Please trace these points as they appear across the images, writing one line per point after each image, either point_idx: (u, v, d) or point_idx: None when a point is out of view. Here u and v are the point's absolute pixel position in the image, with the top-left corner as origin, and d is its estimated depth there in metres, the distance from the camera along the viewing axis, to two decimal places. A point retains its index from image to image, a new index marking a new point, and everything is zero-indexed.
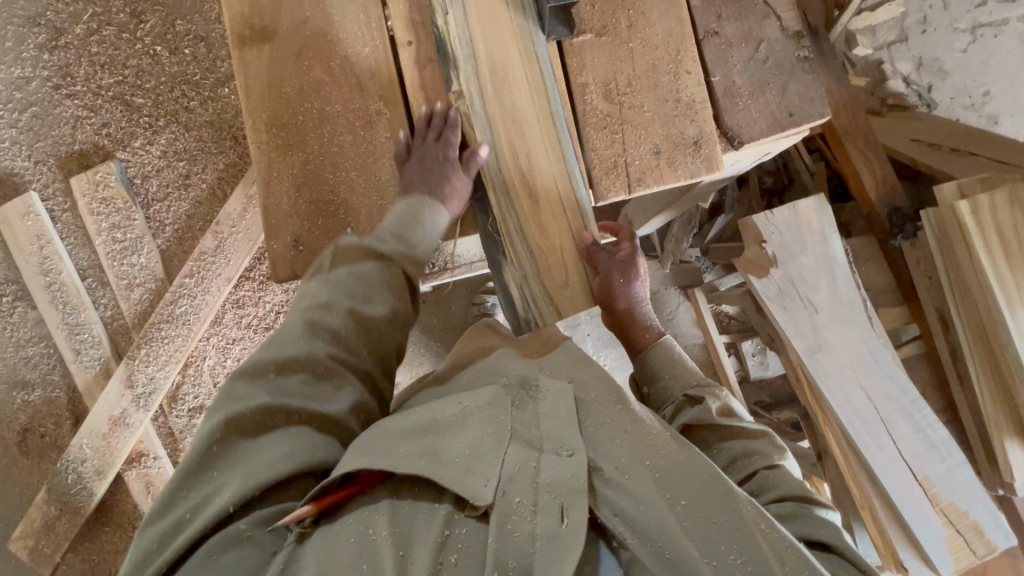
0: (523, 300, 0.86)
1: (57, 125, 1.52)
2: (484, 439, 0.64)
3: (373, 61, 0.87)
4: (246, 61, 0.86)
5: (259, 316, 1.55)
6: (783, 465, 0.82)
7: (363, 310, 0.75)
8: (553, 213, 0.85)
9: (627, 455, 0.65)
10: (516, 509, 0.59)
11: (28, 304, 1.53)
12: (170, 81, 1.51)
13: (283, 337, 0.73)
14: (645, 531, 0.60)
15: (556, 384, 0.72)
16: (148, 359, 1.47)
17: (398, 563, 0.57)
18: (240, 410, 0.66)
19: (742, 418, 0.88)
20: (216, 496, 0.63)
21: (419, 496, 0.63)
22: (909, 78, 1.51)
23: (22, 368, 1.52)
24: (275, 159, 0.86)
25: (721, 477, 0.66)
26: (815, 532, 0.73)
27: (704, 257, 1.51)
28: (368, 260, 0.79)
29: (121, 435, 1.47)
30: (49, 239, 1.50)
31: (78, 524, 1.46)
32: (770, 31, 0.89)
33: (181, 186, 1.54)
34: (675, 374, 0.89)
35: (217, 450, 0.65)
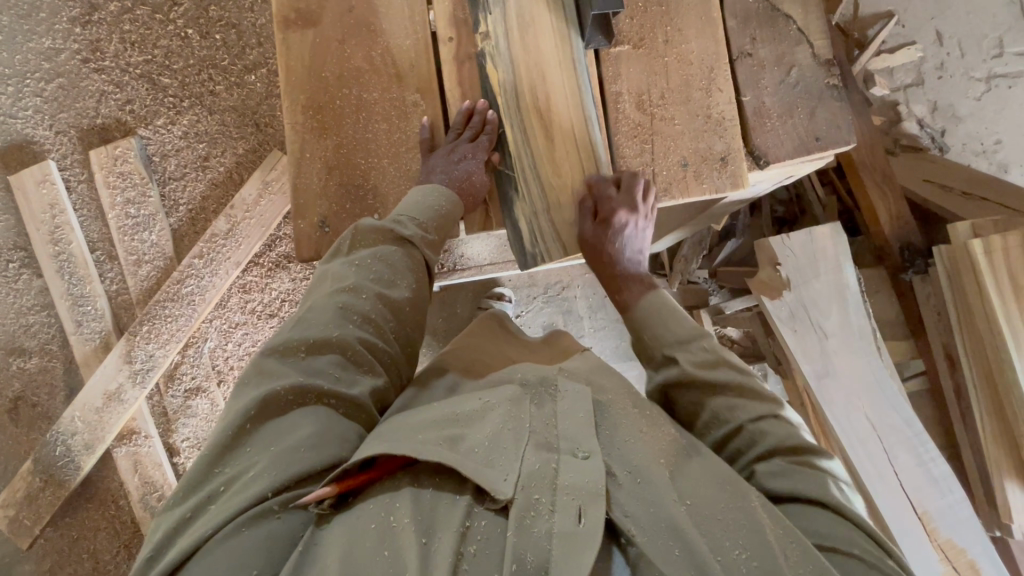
0: (531, 232, 0.89)
1: (82, 98, 1.53)
2: (505, 433, 0.66)
3: (413, 53, 0.89)
4: (289, 43, 0.88)
5: (265, 302, 1.54)
6: (779, 418, 0.77)
7: (388, 293, 0.79)
8: (567, 151, 0.88)
9: (641, 457, 0.66)
10: (536, 505, 0.59)
11: (33, 271, 1.52)
12: (198, 63, 1.53)
13: (315, 316, 0.76)
14: (654, 534, 0.60)
15: (574, 386, 0.73)
16: (150, 337, 1.46)
17: (421, 550, 0.57)
18: (276, 387, 0.69)
19: (733, 365, 0.80)
20: (248, 474, 0.64)
21: (441, 486, 0.64)
22: (922, 121, 1.53)
23: (20, 335, 1.51)
24: (309, 141, 0.88)
25: (734, 482, 0.67)
26: (804, 487, 0.70)
27: (712, 280, 1.51)
28: (390, 241, 0.82)
29: (114, 411, 1.45)
30: (62, 209, 1.50)
31: (61, 498, 1.44)
32: (803, 58, 0.91)
33: (199, 168, 1.54)
34: (656, 332, 0.86)
35: (250, 428, 0.67)
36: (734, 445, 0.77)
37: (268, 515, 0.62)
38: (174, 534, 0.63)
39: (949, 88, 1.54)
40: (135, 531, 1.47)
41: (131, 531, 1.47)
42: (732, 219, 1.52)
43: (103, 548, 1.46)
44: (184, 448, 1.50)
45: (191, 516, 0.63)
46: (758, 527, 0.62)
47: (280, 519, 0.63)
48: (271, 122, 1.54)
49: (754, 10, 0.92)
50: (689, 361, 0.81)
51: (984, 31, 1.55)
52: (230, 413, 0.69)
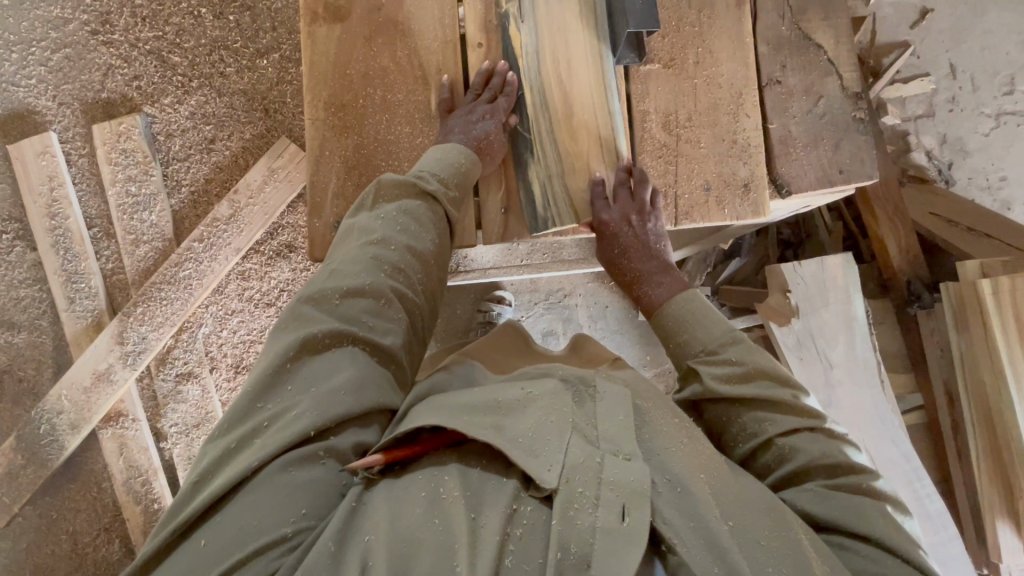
0: (545, 197, 0.88)
1: (88, 70, 1.50)
2: (547, 425, 0.64)
3: (440, 57, 0.89)
4: (315, 36, 0.87)
5: (263, 291, 1.51)
6: (815, 431, 0.74)
7: (415, 246, 0.78)
8: (585, 120, 0.87)
9: (683, 468, 0.64)
10: (579, 497, 0.58)
11: (27, 244, 1.49)
12: (210, 44, 1.50)
13: (347, 264, 0.75)
14: (695, 549, 0.58)
15: (614, 387, 0.70)
16: (143, 319, 1.44)
17: (471, 524, 0.58)
18: (315, 330, 0.69)
19: (767, 376, 0.77)
20: (289, 414, 0.65)
21: (488, 467, 0.64)
22: (930, 153, 1.54)
23: (10, 309, 1.48)
24: (329, 139, 0.87)
25: (769, 500, 0.66)
26: (846, 516, 0.68)
27: (713, 298, 1.48)
28: (414, 195, 0.81)
29: (103, 392, 1.43)
30: (61, 182, 1.47)
31: (43, 478, 1.42)
32: (830, 88, 0.91)
33: (204, 150, 1.52)
34: (682, 339, 0.84)
35: (290, 367, 0.68)
36: (764, 461, 0.75)
37: (315, 459, 0.64)
38: (217, 463, 0.64)
39: (959, 122, 1.56)
40: (115, 515, 1.45)
41: (112, 515, 1.45)
42: (738, 238, 1.50)
43: (82, 530, 1.44)
44: (172, 434, 1.47)
45: (233, 448, 0.65)
46: (795, 542, 0.61)
47: (323, 464, 0.65)
48: (281, 109, 1.52)
49: (784, 35, 0.92)
50: (712, 374, 0.79)
51: (997, 68, 1.56)
52: (271, 351, 0.70)
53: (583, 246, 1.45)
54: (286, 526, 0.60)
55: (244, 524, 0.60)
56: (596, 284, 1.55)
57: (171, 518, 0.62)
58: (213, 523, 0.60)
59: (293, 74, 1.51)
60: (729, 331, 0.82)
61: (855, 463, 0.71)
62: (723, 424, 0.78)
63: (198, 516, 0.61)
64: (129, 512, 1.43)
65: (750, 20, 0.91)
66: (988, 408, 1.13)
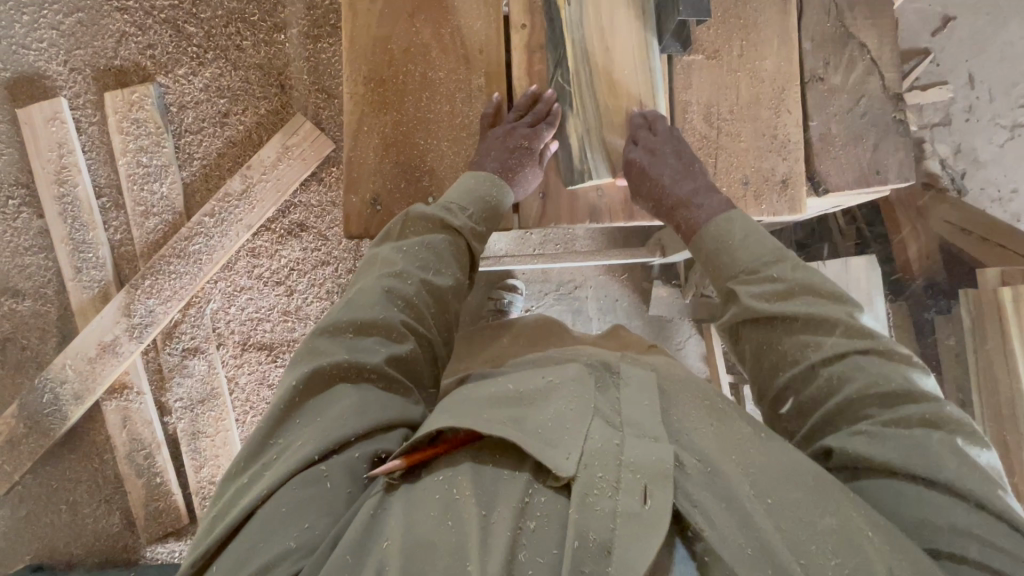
0: (581, 150, 0.90)
1: (100, 37, 1.47)
2: (569, 412, 0.63)
3: (484, 35, 0.90)
4: (357, 10, 0.90)
5: (273, 269, 1.49)
6: (869, 355, 0.68)
7: (431, 279, 0.78)
8: (626, 74, 0.89)
9: (714, 448, 0.63)
10: (597, 483, 0.57)
11: (33, 211, 1.46)
12: (228, 16, 1.47)
13: (361, 295, 0.75)
14: (727, 530, 0.56)
15: (639, 373, 0.70)
16: (151, 292, 1.43)
17: (482, 522, 0.57)
18: (325, 362, 0.68)
19: (812, 292, 0.73)
20: (294, 446, 0.64)
21: (502, 462, 0.63)
22: (945, 161, 1.55)
23: (15, 276, 1.46)
24: (369, 114, 0.89)
25: (816, 473, 0.61)
26: (905, 458, 0.62)
27: None
28: (437, 229, 0.82)
29: (108, 363, 1.41)
30: (71, 150, 1.45)
31: (44, 447, 1.41)
32: (872, 88, 0.91)
33: (218, 123, 1.49)
34: (722, 263, 0.80)
35: (300, 401, 0.67)
36: (807, 393, 0.70)
37: (316, 479, 0.62)
38: (232, 497, 0.64)
39: (975, 132, 1.56)
40: (116, 488, 1.44)
41: (113, 487, 1.44)
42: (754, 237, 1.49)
43: (82, 501, 1.44)
44: (177, 408, 1.45)
45: (249, 482, 0.64)
46: (845, 515, 0.57)
47: (327, 479, 0.62)
48: (297, 86, 1.49)
49: (828, 32, 0.92)
50: (752, 293, 0.75)
51: (1018, 79, 1.56)
52: (282, 388, 0.70)
53: (596, 236, 1.46)
54: (290, 541, 0.58)
55: (253, 543, 0.58)
56: (607, 277, 1.54)
57: (192, 549, 0.62)
58: (232, 548, 0.59)
59: (311, 50, 1.48)
60: (775, 250, 0.77)
61: (916, 394, 0.65)
62: (762, 349, 0.74)
63: (218, 545, 0.60)
64: (131, 485, 1.43)
65: (796, 15, 0.91)
66: (999, 410, 1.16)
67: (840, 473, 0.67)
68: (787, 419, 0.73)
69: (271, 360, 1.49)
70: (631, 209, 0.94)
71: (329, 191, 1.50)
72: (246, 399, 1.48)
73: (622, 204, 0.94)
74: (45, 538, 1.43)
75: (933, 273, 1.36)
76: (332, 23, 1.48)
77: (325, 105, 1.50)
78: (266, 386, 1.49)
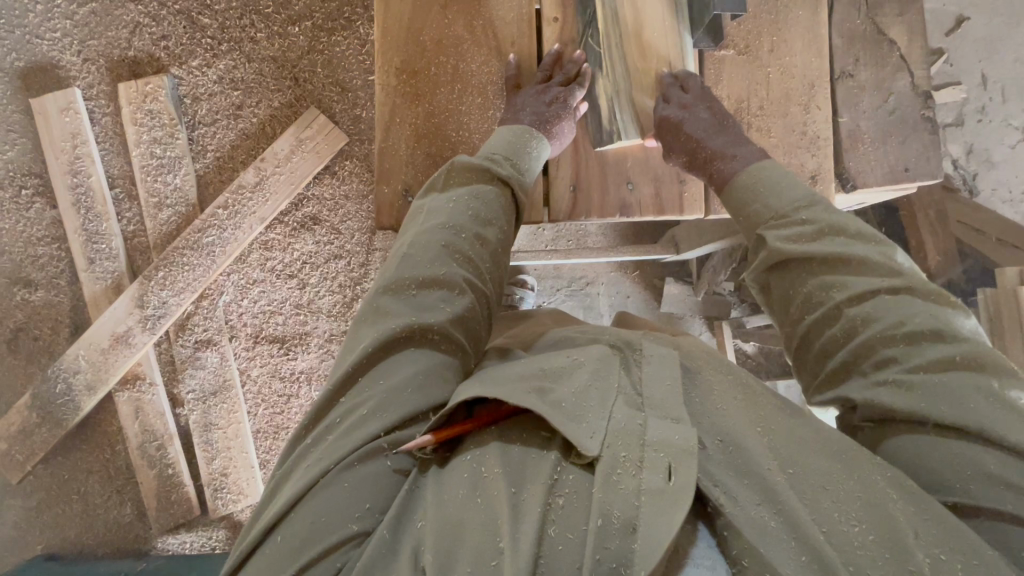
0: (611, 111, 0.91)
1: (115, 27, 1.46)
2: (594, 389, 0.63)
3: (515, 28, 0.92)
4: (389, 2, 0.91)
5: (286, 262, 1.49)
6: (894, 296, 0.66)
7: (484, 233, 0.77)
8: (656, 38, 0.90)
9: (737, 424, 0.62)
10: (622, 462, 0.57)
11: (46, 202, 1.46)
12: (242, 8, 1.47)
13: (417, 250, 0.73)
14: (747, 503, 0.57)
15: (660, 350, 0.69)
16: (164, 283, 1.43)
17: (512, 499, 0.57)
18: (391, 326, 0.67)
19: (842, 232, 0.72)
20: (358, 414, 0.64)
21: (530, 438, 0.62)
22: (956, 162, 1.56)
23: (28, 266, 1.46)
24: (400, 105, 0.90)
25: (839, 446, 0.61)
26: (932, 408, 0.60)
27: (736, 292, 1.49)
28: (487, 178, 0.80)
29: (121, 354, 1.42)
30: (85, 140, 1.45)
31: (57, 437, 1.41)
32: (901, 85, 0.91)
33: (231, 116, 1.49)
34: (753, 211, 0.78)
35: (357, 372, 0.66)
36: (830, 334, 0.68)
37: (379, 452, 0.63)
38: (284, 477, 0.65)
39: (988, 132, 1.56)
40: (128, 478, 1.45)
41: (125, 478, 1.45)
42: None
43: (94, 492, 1.44)
44: (189, 400, 1.45)
45: (299, 458, 0.65)
46: (870, 484, 0.57)
47: (389, 456, 0.63)
48: (310, 78, 1.49)
49: (857, 28, 0.92)
50: (780, 237, 0.74)
51: None
52: (335, 368, 0.69)
53: (609, 232, 1.45)
54: (354, 523, 0.60)
55: (312, 524, 0.60)
56: (618, 273, 1.55)
57: (249, 529, 0.63)
58: (270, 542, 0.60)
59: (325, 43, 1.48)
60: (807, 195, 0.77)
61: (944, 333, 0.63)
62: (788, 294, 0.73)
63: (252, 547, 0.61)
64: (143, 476, 1.43)
65: (826, 12, 0.91)
66: None
67: (869, 427, 0.66)
68: (809, 365, 0.72)
69: (283, 353, 1.49)
70: (661, 203, 0.93)
71: (342, 185, 1.50)
72: (258, 392, 1.49)
73: (653, 199, 0.93)
74: (57, 528, 1.44)
75: (950, 272, 1.37)
76: (347, 16, 1.48)
77: (338, 98, 1.49)
78: (278, 379, 1.49)
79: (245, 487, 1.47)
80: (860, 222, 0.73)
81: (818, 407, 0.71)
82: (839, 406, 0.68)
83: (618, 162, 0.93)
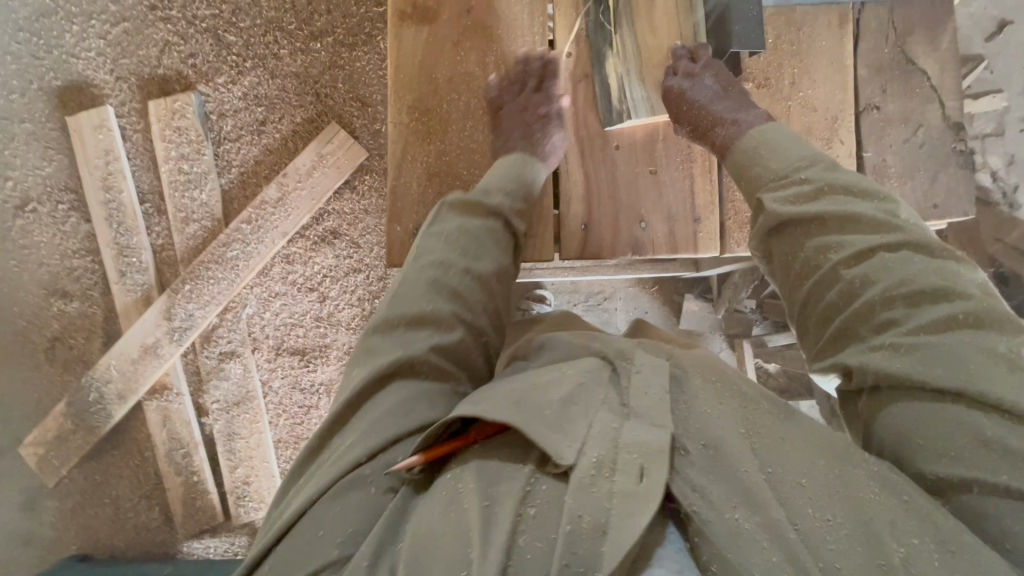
0: (620, 91, 0.91)
1: (145, 46, 1.51)
2: (578, 401, 0.61)
3: (529, 64, 0.93)
4: (402, 39, 0.92)
5: (307, 275, 1.52)
6: (901, 254, 0.64)
7: (474, 267, 0.77)
8: (666, 16, 0.90)
9: (723, 427, 0.60)
10: (598, 465, 0.55)
11: (81, 216, 1.52)
12: (266, 24, 1.50)
13: (406, 289, 0.75)
14: (723, 509, 0.54)
15: (651, 361, 0.67)
16: (191, 296, 1.47)
17: (485, 512, 0.55)
18: (377, 363, 0.68)
19: (844, 191, 0.70)
20: (345, 444, 0.64)
21: (505, 459, 0.60)
22: (996, 173, 1.47)
23: (64, 277, 1.52)
24: (412, 143, 0.91)
25: (830, 446, 0.59)
26: (922, 369, 0.58)
27: (758, 310, 1.47)
28: (475, 211, 0.82)
29: (150, 364, 1.47)
30: (117, 157, 1.50)
31: (90, 443, 1.48)
32: (931, 117, 0.90)
33: (256, 131, 1.52)
34: (754, 173, 0.77)
35: (347, 411, 0.67)
36: (829, 299, 0.67)
37: (360, 480, 0.61)
38: (274, 517, 0.65)
39: None
40: (156, 484, 1.50)
41: (153, 484, 1.50)
42: None
43: (124, 496, 1.50)
44: (214, 409, 1.50)
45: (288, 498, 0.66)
46: (854, 488, 0.55)
47: (369, 480, 0.61)
48: (332, 94, 1.51)
49: (886, 58, 0.90)
50: (777, 199, 0.72)
51: None
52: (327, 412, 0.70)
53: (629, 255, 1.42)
54: (335, 548, 0.58)
55: (293, 557, 0.58)
56: (636, 289, 1.52)
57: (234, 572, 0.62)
58: (265, 566, 0.59)
59: (346, 58, 1.50)
60: (812, 154, 0.74)
61: (946, 291, 0.61)
62: (788, 259, 0.71)
63: None
64: (170, 482, 1.48)
65: (851, 42, 0.90)
66: None
67: (865, 397, 0.64)
68: (811, 332, 0.70)
69: (304, 365, 1.52)
70: (674, 242, 0.93)
71: (362, 199, 1.52)
72: (280, 403, 1.52)
73: (666, 237, 0.92)
74: (90, 529, 1.50)
75: None
76: (367, 31, 1.49)
77: (358, 113, 1.51)
78: (298, 390, 1.52)
79: (266, 496, 1.51)
80: (865, 177, 0.71)
81: (820, 374, 0.68)
82: (838, 374, 0.66)
83: (631, 198, 0.92)
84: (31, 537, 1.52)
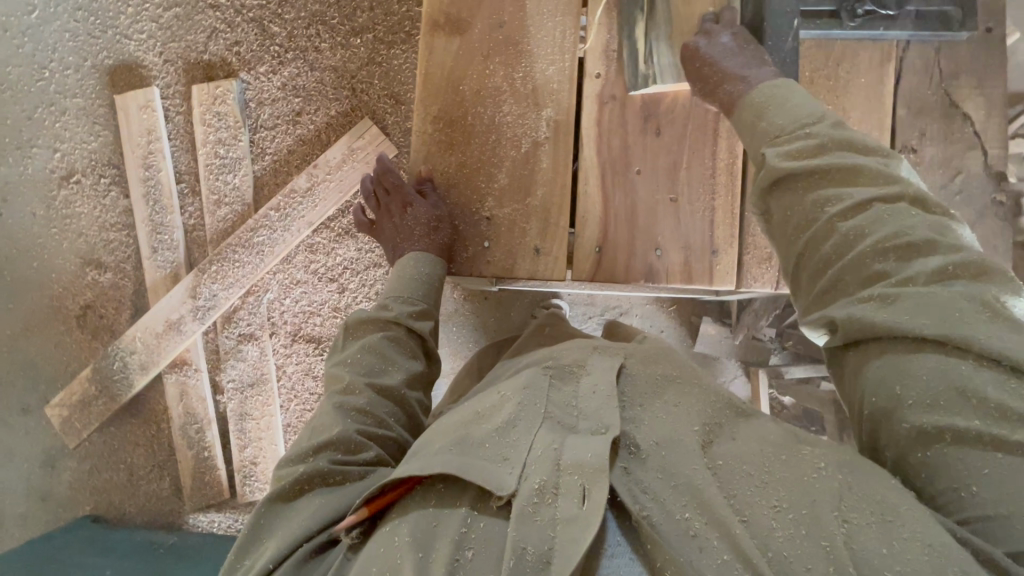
0: (648, 56, 0.91)
1: (194, 31, 1.56)
2: (523, 416, 0.64)
3: (558, 83, 0.93)
4: (433, 49, 0.94)
5: (329, 266, 1.54)
6: (894, 206, 0.66)
7: (376, 380, 0.81)
8: None
9: (671, 430, 0.63)
10: (539, 492, 0.56)
11: (120, 190, 1.58)
12: (310, 17, 1.53)
13: (317, 418, 0.79)
14: (673, 508, 0.56)
15: (601, 363, 0.71)
16: (216, 277, 1.51)
17: (419, 564, 0.55)
18: (287, 478, 0.72)
19: (847, 147, 0.70)
20: (277, 536, 0.68)
21: (444, 500, 0.61)
22: None
23: (100, 249, 1.58)
24: (435, 155, 0.94)
25: (774, 446, 0.61)
26: (909, 321, 0.60)
27: (777, 338, 1.41)
28: (379, 327, 0.86)
29: (172, 339, 1.52)
30: (158, 137, 1.55)
31: (111, 410, 1.54)
32: (972, 164, 0.91)
33: (291, 121, 1.55)
34: (762, 127, 0.76)
35: (273, 513, 0.71)
36: (823, 252, 0.67)
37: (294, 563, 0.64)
38: None
39: None
40: (168, 455, 1.55)
41: (166, 455, 1.55)
42: None
43: (138, 464, 1.56)
44: (229, 388, 1.54)
45: None
46: (806, 483, 0.56)
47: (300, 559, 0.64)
48: (367, 89, 1.53)
49: (928, 100, 0.90)
50: (781, 153, 0.72)
51: None
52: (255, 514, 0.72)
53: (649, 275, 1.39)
54: None
55: None
56: (653, 306, 1.50)
57: None
58: None
59: (384, 55, 1.52)
60: (817, 112, 0.74)
61: (937, 245, 0.63)
62: (787, 211, 0.71)
63: None
64: (182, 455, 1.54)
65: (892, 82, 0.89)
66: None
67: (849, 349, 0.66)
68: (803, 287, 0.71)
69: (318, 353, 1.55)
70: (690, 273, 0.92)
71: None
72: (291, 388, 1.54)
73: (681, 267, 0.92)
74: (103, 492, 1.56)
75: None
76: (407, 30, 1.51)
77: (391, 110, 1.53)
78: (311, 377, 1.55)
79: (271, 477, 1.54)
80: (864, 137, 0.72)
81: (809, 326, 0.70)
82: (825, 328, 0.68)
83: (647, 225, 0.92)
84: (50, 493, 1.59)
